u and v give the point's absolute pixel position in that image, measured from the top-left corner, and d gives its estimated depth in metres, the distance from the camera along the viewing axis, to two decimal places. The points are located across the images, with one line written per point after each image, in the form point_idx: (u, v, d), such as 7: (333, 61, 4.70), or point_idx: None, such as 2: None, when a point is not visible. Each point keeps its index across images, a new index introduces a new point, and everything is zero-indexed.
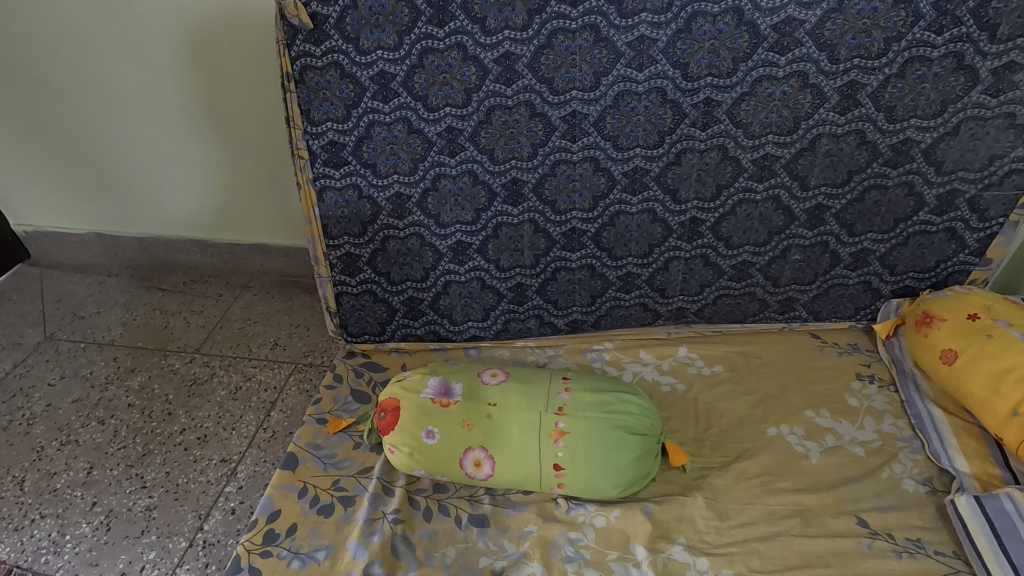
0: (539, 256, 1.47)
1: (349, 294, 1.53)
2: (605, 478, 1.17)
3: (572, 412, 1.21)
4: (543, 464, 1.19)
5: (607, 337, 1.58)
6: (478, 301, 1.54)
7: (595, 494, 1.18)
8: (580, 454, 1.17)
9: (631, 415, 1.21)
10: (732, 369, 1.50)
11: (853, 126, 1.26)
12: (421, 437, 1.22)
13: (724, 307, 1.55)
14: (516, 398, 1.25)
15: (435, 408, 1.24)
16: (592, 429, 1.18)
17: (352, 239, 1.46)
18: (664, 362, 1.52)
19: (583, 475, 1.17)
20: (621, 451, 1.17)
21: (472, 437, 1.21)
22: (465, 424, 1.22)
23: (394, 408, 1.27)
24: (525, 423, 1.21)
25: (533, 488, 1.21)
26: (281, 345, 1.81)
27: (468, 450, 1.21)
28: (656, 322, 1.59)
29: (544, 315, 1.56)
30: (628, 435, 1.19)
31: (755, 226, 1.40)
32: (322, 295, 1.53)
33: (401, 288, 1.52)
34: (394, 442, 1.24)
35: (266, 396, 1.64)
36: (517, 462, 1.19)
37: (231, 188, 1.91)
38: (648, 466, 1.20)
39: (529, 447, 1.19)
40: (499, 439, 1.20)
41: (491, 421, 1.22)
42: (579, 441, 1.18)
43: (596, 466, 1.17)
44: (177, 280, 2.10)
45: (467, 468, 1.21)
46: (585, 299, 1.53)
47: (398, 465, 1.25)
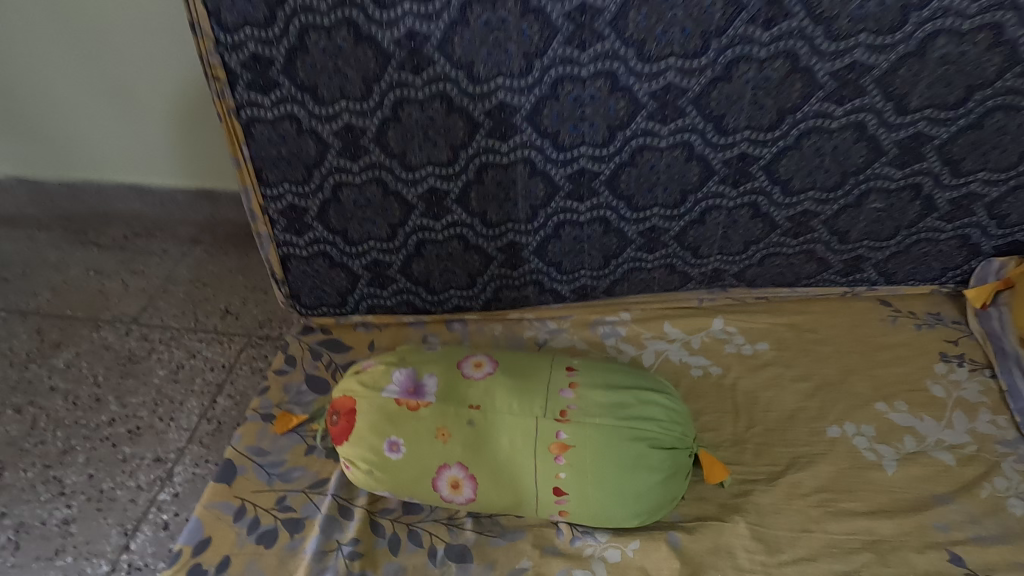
0: (538, 208, 1.14)
1: (299, 257, 1.22)
2: (622, 507, 0.90)
3: (579, 420, 0.92)
4: (540, 487, 0.92)
5: (624, 307, 1.28)
6: (460, 264, 1.22)
7: (607, 524, 0.92)
8: (589, 477, 0.90)
9: (656, 423, 0.92)
10: (780, 348, 1.19)
11: (985, 19, 0.88)
12: (383, 450, 0.95)
13: (773, 269, 1.23)
14: (505, 399, 0.96)
15: (402, 412, 0.96)
16: (605, 444, 0.90)
17: (295, 188, 1.13)
18: (694, 338, 1.22)
19: (592, 502, 0.90)
20: (644, 472, 0.89)
21: (448, 451, 0.94)
22: (439, 434, 0.94)
23: (348, 410, 0.99)
24: (517, 435, 0.93)
25: (528, 513, 0.95)
26: (233, 314, 1.52)
27: (443, 467, 0.94)
28: (685, 287, 1.28)
29: (545, 281, 1.25)
30: (651, 450, 0.90)
31: (824, 164, 1.04)
32: (265, 258, 1.22)
33: (362, 249, 1.21)
34: (350, 455, 0.97)
35: (213, 377, 1.38)
36: (507, 484, 0.93)
37: (169, 120, 1.58)
38: (678, 489, 0.92)
39: (523, 466, 0.92)
40: (484, 454, 0.93)
41: (474, 430, 0.94)
42: (588, 460, 0.90)
43: (609, 493, 0.89)
44: (116, 234, 1.78)
45: (442, 489, 0.95)
46: (596, 261, 1.21)
47: (357, 482, 0.99)
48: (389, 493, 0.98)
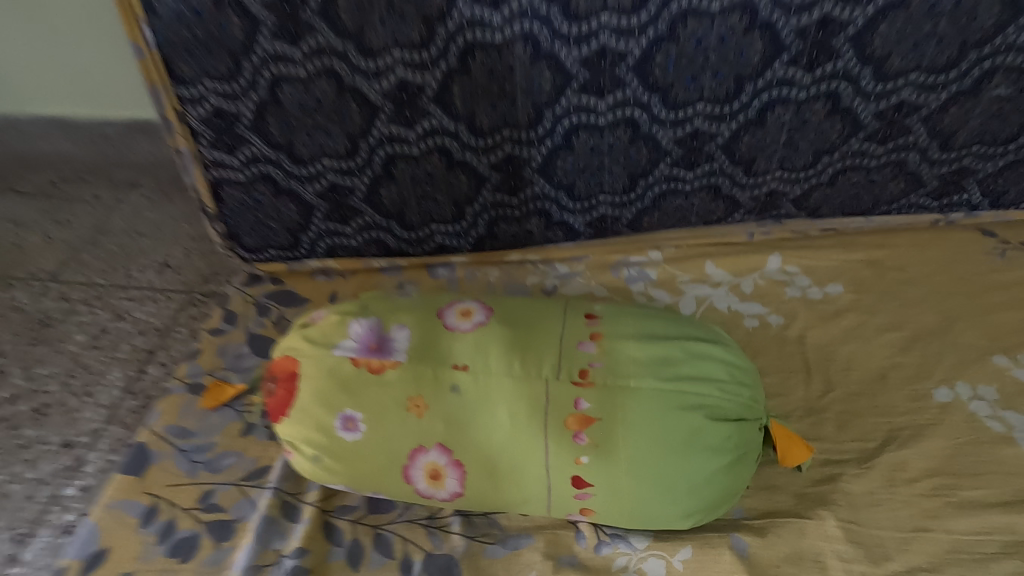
0: (543, 107, 0.85)
1: (233, 183, 0.93)
2: (670, 503, 0.64)
3: (608, 384, 0.66)
4: (554, 477, 0.66)
5: (655, 244, 1.01)
6: (443, 189, 0.94)
7: (647, 525, 0.67)
8: (623, 462, 0.64)
9: (715, 386, 0.66)
10: (858, 291, 0.92)
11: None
12: (336, 429, 0.69)
13: (848, 190, 0.96)
14: (503, 357, 0.69)
15: (361, 377, 0.70)
16: (646, 416, 0.64)
17: (219, 84, 0.84)
18: (744, 282, 0.96)
19: (627, 497, 0.64)
20: (702, 454, 0.63)
21: (425, 429, 0.68)
22: (412, 406, 0.68)
23: (288, 375, 0.72)
24: (520, 406, 0.66)
25: (537, 511, 0.70)
26: (173, 267, 1.25)
27: (418, 451, 0.68)
28: (730, 218, 1.00)
29: (553, 212, 0.98)
30: (711, 422, 0.64)
31: (939, 30, 0.77)
32: (190, 185, 0.93)
33: (315, 172, 0.92)
34: (291, 437, 0.71)
35: (143, 342, 1.11)
36: (507, 474, 0.67)
37: (85, 28, 1.26)
38: (747, 477, 0.66)
39: (530, 449, 0.66)
40: (474, 432, 0.67)
41: (460, 401, 0.68)
42: (622, 438, 0.64)
43: (652, 484, 0.64)
44: (39, 180, 1.50)
45: (418, 480, 0.69)
46: (620, 182, 0.93)
47: (303, 473, 0.73)
48: (348, 486, 0.72)
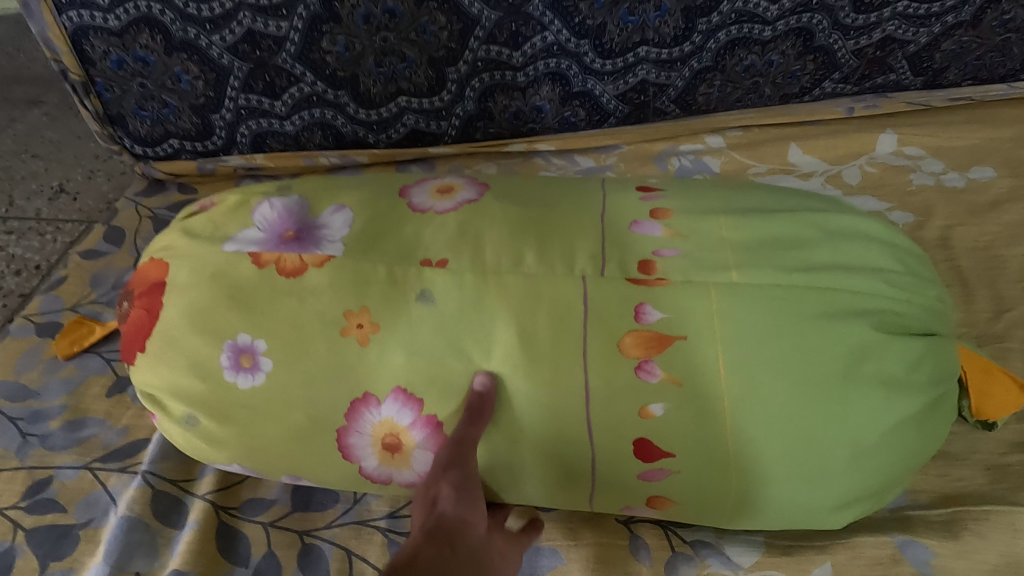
0: None
1: (102, 32, 0.63)
2: (812, 482, 0.37)
3: (694, 282, 0.37)
4: (602, 445, 0.38)
5: (715, 127, 0.72)
6: (412, 38, 0.64)
7: (764, 519, 0.40)
8: (732, 414, 0.36)
9: (879, 280, 0.38)
10: (1018, 176, 0.64)
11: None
12: (223, 368, 0.41)
13: (996, 36, 0.67)
14: (504, 243, 0.40)
15: (266, 278, 0.40)
16: (771, 335, 0.36)
17: None
18: (849, 170, 0.67)
19: (735, 474, 0.37)
20: (872, 394, 0.36)
21: (374, 367, 0.39)
22: (351, 325, 0.39)
23: (150, 284, 0.43)
24: (539, 320, 0.38)
25: (568, 501, 0.42)
26: (69, 193, 0.95)
27: (361, 404, 0.39)
28: (821, 89, 0.71)
29: (570, 76, 0.68)
30: (885, 344, 0.36)
31: None
32: (39, 38, 0.64)
33: (219, 12, 0.61)
34: (154, 387, 0.42)
35: (17, 284, 0.82)
36: (514, 439, 0.39)
37: None
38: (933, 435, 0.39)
39: (559, 397, 0.37)
40: (458, 369, 0.38)
41: (431, 318, 0.39)
42: (728, 372, 0.36)
43: (785, 452, 0.36)
44: None
45: (366, 454, 0.41)
46: (673, 23, 0.64)
47: (179, 444, 0.45)
48: (251, 467, 0.44)
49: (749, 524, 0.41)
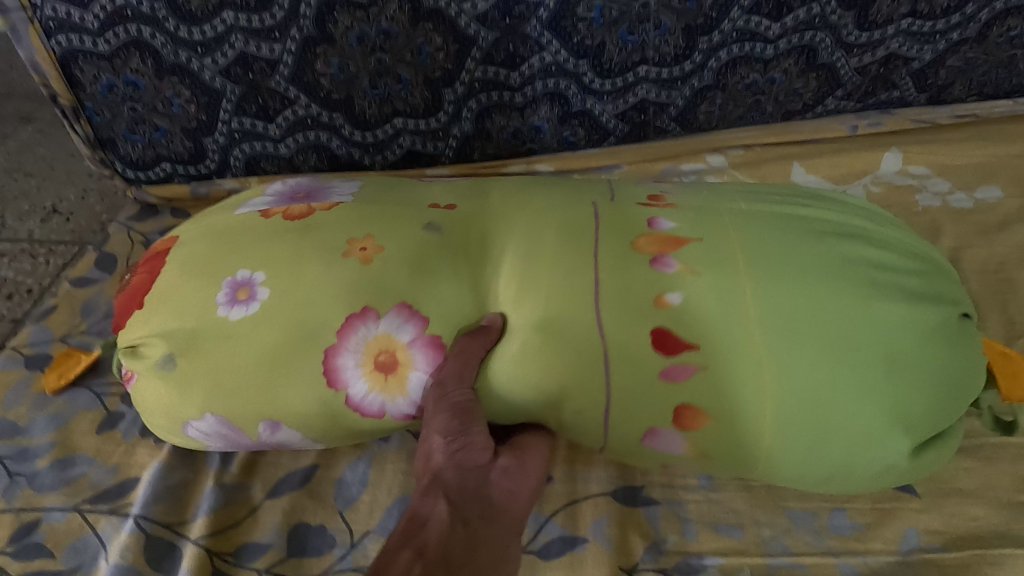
0: None
1: (91, 56, 0.62)
2: (851, 397, 0.39)
3: (705, 212, 0.46)
4: (601, 356, 0.41)
5: (717, 147, 0.71)
6: (407, 58, 0.63)
7: (805, 455, 0.41)
8: (759, 314, 0.40)
9: (856, 217, 0.47)
10: None
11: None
12: (218, 305, 0.43)
13: (1005, 51, 0.66)
14: (513, 203, 0.48)
15: (276, 226, 0.46)
16: (773, 240, 0.43)
17: None
18: (853, 189, 0.66)
19: (771, 367, 0.39)
20: (885, 299, 0.41)
21: (377, 280, 0.43)
22: (352, 250, 0.44)
23: (154, 254, 0.48)
24: (545, 238, 0.45)
25: (578, 430, 0.44)
26: (63, 213, 0.94)
27: (358, 317, 0.42)
28: (828, 104, 0.69)
29: (570, 97, 0.67)
30: (872, 250, 0.44)
31: None
32: (27, 62, 0.62)
33: (211, 33, 0.60)
34: (135, 342, 0.45)
35: (10, 310, 0.81)
36: (514, 347, 0.42)
37: None
38: (965, 372, 0.41)
39: (564, 301, 0.42)
40: (455, 283, 0.43)
41: (437, 238, 0.45)
42: (750, 282, 0.41)
43: (817, 357, 0.39)
44: None
45: (354, 379, 0.42)
46: (672, 43, 0.63)
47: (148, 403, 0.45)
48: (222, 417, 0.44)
49: (793, 469, 0.42)
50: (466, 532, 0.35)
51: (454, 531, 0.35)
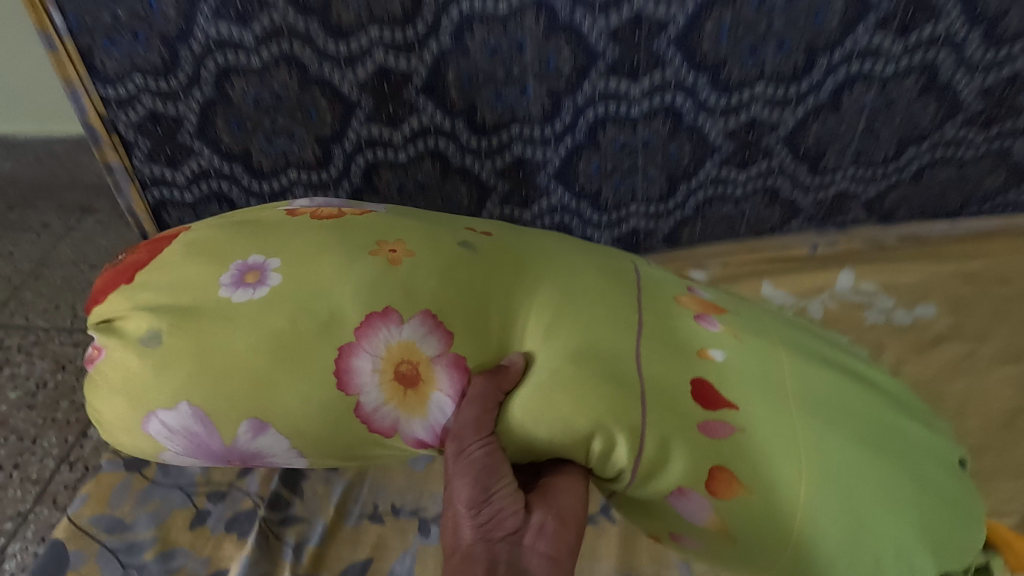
0: (560, 94, 0.68)
1: (183, 205, 0.77)
2: (878, 487, 0.44)
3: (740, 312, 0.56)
4: (626, 394, 0.44)
5: (698, 262, 0.83)
6: (438, 203, 0.77)
7: (835, 533, 0.44)
8: (794, 399, 0.48)
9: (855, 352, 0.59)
10: (960, 313, 0.75)
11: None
12: (219, 286, 0.47)
13: (936, 188, 0.78)
14: (550, 254, 0.54)
15: (303, 224, 0.52)
16: (800, 347, 0.53)
17: (152, 77, 0.66)
18: (813, 304, 0.78)
19: (808, 447, 0.45)
20: (901, 422, 0.50)
21: (406, 283, 0.47)
22: (381, 249, 0.50)
23: (161, 239, 0.53)
24: (577, 291, 0.51)
25: (602, 475, 0.45)
26: None
27: (379, 318, 0.45)
28: (788, 227, 0.82)
29: (573, 228, 0.80)
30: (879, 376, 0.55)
31: None
32: (127, 209, 0.77)
33: (281, 186, 0.76)
34: (123, 311, 0.47)
35: (87, 398, 0.93)
36: (544, 378, 0.45)
37: None
38: (969, 513, 0.48)
39: (600, 338, 0.47)
40: (479, 304, 0.48)
41: (468, 258, 0.51)
42: (785, 368, 0.49)
43: (847, 445, 0.46)
44: None
45: (367, 383, 0.45)
46: (655, 187, 0.76)
47: (115, 378, 0.45)
48: (198, 409, 0.44)
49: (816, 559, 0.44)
50: None
51: None
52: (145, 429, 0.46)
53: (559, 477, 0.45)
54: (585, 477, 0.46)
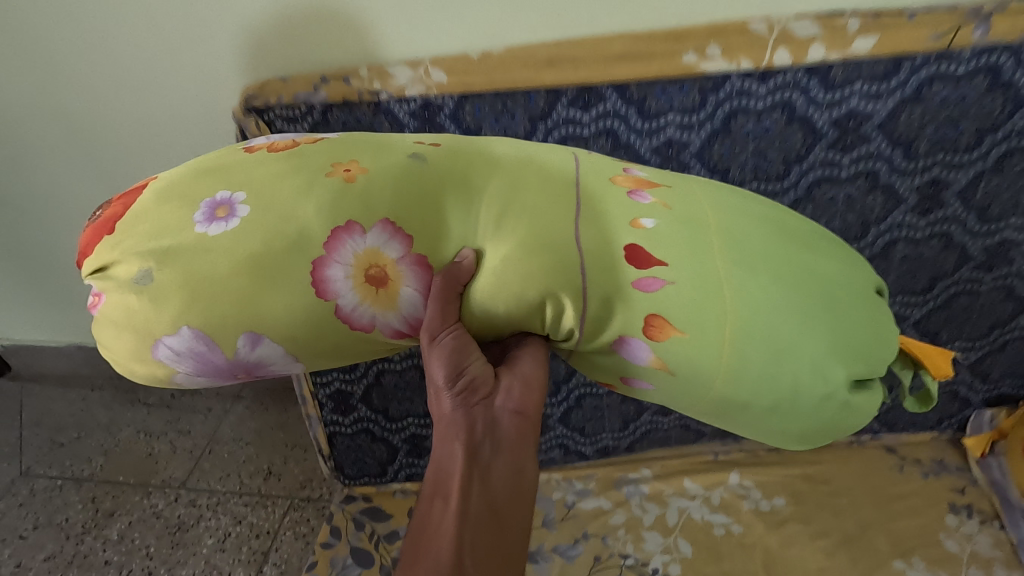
0: (561, 384, 1.26)
1: (344, 433, 1.39)
2: (796, 326, 0.61)
3: (679, 193, 0.68)
4: (568, 267, 0.60)
5: (644, 462, 1.38)
6: None
7: (763, 367, 0.61)
8: (721, 254, 0.62)
9: (797, 217, 0.70)
10: (798, 502, 1.28)
11: (1000, 282, 1.07)
12: (194, 223, 0.59)
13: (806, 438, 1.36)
14: (492, 160, 0.67)
15: (262, 158, 0.64)
16: (734, 217, 0.66)
17: (341, 375, 1.29)
18: (713, 494, 1.31)
19: (732, 297, 0.61)
20: (821, 269, 0.64)
21: (364, 195, 0.61)
22: (337, 170, 0.63)
23: (129, 194, 0.64)
24: (517, 184, 0.64)
25: (557, 337, 0.64)
26: (275, 474, 1.62)
27: (343, 230, 0.59)
28: (700, 441, 1.38)
29: (569, 444, 1.38)
30: (814, 239, 0.67)
31: None
32: (313, 435, 1.40)
33: (401, 425, 1.40)
34: (113, 257, 0.58)
35: (259, 544, 1.47)
36: (497, 266, 0.61)
37: None
38: (882, 336, 0.64)
39: (544, 224, 0.61)
40: (433, 205, 0.62)
41: (418, 162, 0.65)
42: (717, 239, 0.63)
43: (783, 296, 0.61)
44: (164, 391, 1.88)
45: (343, 290, 0.60)
46: (617, 425, 1.34)
47: (120, 315, 0.58)
48: (198, 330, 0.58)
49: (758, 395, 0.62)
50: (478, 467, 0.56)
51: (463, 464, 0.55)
52: (156, 356, 0.60)
53: (521, 352, 0.65)
54: (544, 345, 0.66)
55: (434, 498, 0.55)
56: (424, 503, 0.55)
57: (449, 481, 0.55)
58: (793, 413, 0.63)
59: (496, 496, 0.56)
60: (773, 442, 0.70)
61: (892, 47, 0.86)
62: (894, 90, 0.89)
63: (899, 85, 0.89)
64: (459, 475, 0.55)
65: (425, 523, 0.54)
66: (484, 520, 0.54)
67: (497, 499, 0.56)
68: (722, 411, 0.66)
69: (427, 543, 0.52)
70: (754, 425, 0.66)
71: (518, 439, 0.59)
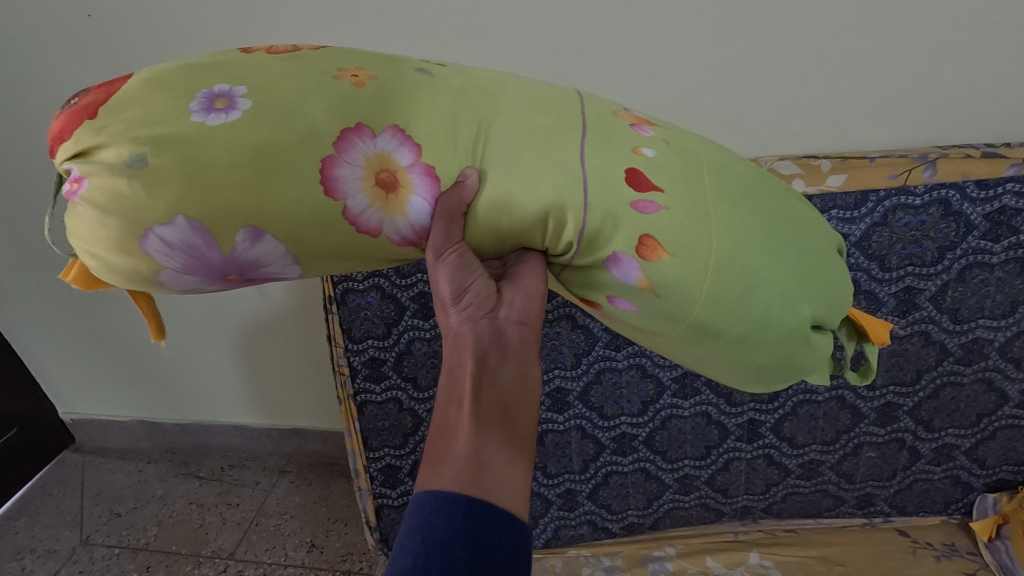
0: (590, 462, 1.39)
1: (389, 506, 1.52)
2: (766, 259, 0.70)
3: (671, 133, 0.76)
4: (572, 179, 0.65)
5: (668, 540, 1.48)
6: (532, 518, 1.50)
7: (737, 294, 0.69)
8: (710, 191, 0.70)
9: (771, 174, 0.79)
10: None
11: (980, 375, 1.22)
12: (191, 112, 0.61)
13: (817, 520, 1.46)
14: (498, 86, 0.72)
15: (261, 57, 0.66)
16: (722, 164, 0.74)
17: (393, 450, 1.44)
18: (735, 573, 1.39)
19: (717, 228, 0.68)
20: (789, 214, 0.74)
21: (368, 97, 0.65)
22: (344, 75, 0.66)
23: (112, 82, 0.64)
24: (526, 108, 0.69)
25: (556, 250, 0.69)
26: (318, 546, 1.73)
27: (354, 131, 0.63)
28: (720, 520, 1.49)
29: (597, 520, 1.49)
30: (784, 193, 0.77)
31: (879, 465, 1.36)
32: (363, 509, 1.53)
33: None
34: (95, 139, 0.59)
35: None
36: (499, 178, 0.66)
37: (257, 377, 1.80)
38: (830, 285, 0.74)
39: (550, 141, 0.67)
40: (442, 120, 0.67)
41: (428, 76, 0.70)
42: (707, 178, 0.71)
43: (758, 233, 0.70)
44: (215, 465, 2.01)
45: (353, 193, 0.64)
46: (641, 502, 1.45)
47: (106, 196, 0.58)
48: (194, 222, 0.60)
49: (726, 323, 0.70)
50: (488, 371, 0.61)
51: (475, 370, 0.61)
52: (145, 249, 0.61)
53: (521, 270, 0.69)
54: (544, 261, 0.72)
55: (448, 403, 0.61)
56: (439, 408, 0.61)
57: (462, 385, 0.60)
58: (756, 344, 0.71)
59: (506, 397, 0.61)
60: (738, 378, 0.79)
61: (858, 182, 1.08)
62: (865, 216, 1.10)
63: (868, 212, 1.09)
64: (473, 380, 0.60)
65: (443, 425, 0.60)
66: (496, 419, 0.60)
67: (507, 399, 0.61)
68: (691, 341, 0.73)
69: (446, 443, 0.58)
70: (719, 353, 0.73)
71: (521, 347, 0.65)
